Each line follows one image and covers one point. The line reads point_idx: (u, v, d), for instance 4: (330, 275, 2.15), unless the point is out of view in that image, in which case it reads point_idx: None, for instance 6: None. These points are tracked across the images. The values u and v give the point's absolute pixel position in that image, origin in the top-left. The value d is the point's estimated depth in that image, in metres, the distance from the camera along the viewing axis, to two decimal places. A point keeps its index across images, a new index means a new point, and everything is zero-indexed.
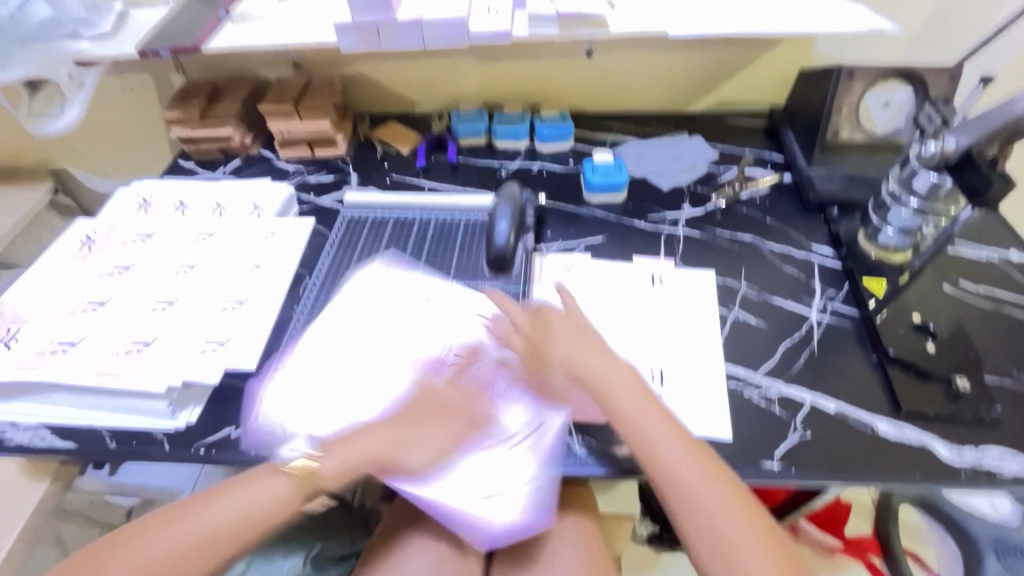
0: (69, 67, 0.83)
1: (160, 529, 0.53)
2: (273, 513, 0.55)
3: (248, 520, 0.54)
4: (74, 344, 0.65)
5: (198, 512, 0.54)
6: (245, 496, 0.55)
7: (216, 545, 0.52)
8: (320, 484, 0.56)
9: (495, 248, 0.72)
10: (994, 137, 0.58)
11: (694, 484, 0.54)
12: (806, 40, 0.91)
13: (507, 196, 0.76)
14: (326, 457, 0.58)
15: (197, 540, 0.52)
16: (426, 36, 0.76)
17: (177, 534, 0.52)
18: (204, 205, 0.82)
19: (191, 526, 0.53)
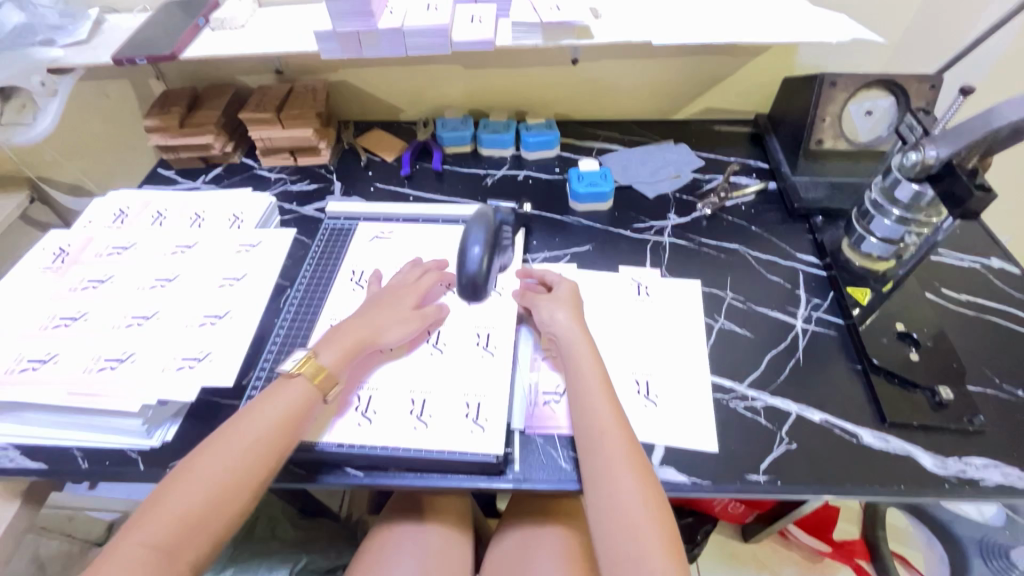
0: (42, 75, 0.81)
1: (176, 480, 0.51)
2: (288, 416, 0.56)
3: (266, 433, 0.54)
4: (45, 361, 0.63)
5: (228, 438, 0.54)
6: (266, 420, 0.56)
7: (223, 488, 0.51)
8: (332, 376, 0.60)
9: (466, 272, 0.63)
10: (972, 149, 0.58)
11: (633, 525, 0.51)
12: (790, 49, 0.91)
13: (480, 215, 0.65)
14: (325, 350, 0.61)
15: (223, 469, 0.52)
16: (409, 45, 0.75)
17: (213, 457, 0.52)
18: (183, 216, 0.81)
19: (221, 452, 0.53)
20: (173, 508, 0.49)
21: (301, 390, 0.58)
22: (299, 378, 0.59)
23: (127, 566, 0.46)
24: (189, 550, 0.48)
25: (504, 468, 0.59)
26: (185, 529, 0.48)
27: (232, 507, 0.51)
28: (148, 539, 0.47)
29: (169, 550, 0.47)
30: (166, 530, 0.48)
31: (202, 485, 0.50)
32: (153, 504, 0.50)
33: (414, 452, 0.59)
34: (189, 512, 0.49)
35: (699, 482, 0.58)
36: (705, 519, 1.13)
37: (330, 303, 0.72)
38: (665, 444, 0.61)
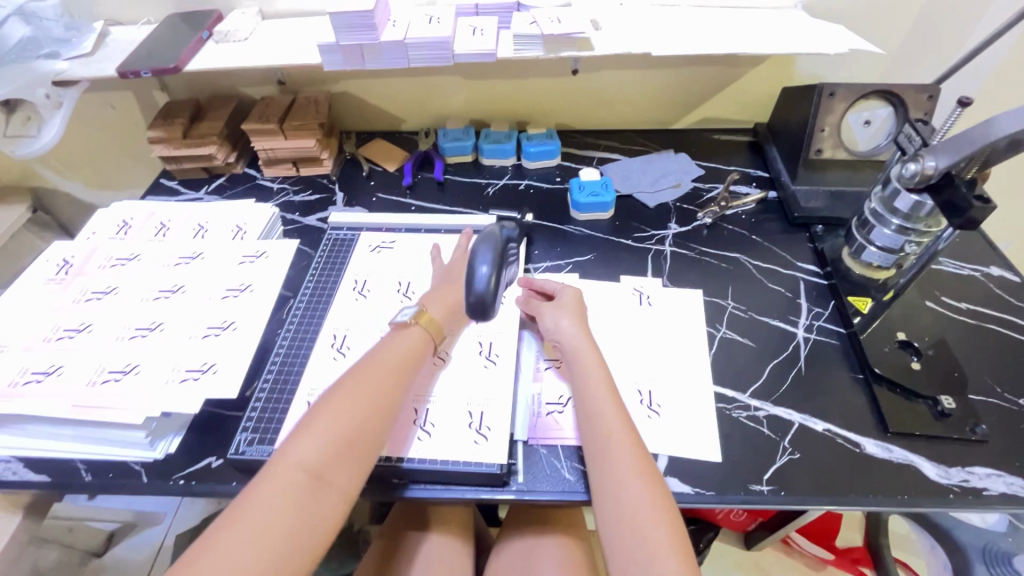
0: (47, 88, 0.81)
1: (317, 412, 0.53)
2: (410, 360, 0.60)
3: (393, 374, 0.58)
4: (48, 373, 0.63)
5: (341, 398, 0.54)
6: (379, 379, 0.56)
7: (347, 448, 0.51)
8: (440, 326, 0.65)
9: (474, 294, 0.54)
10: (971, 160, 0.59)
11: (640, 525, 0.50)
12: (789, 60, 0.92)
13: (489, 232, 0.57)
14: (431, 304, 0.66)
15: (344, 426, 0.52)
16: (411, 57, 0.75)
17: (332, 414, 0.52)
18: (186, 227, 0.81)
19: (336, 410, 0.53)
20: (323, 434, 0.51)
21: (416, 338, 0.62)
22: (414, 327, 0.63)
23: (286, 487, 0.47)
24: (340, 475, 0.50)
25: (508, 479, 0.59)
26: (338, 453, 0.50)
27: (372, 439, 0.53)
28: (299, 463, 0.49)
29: (322, 474, 0.49)
30: (320, 452, 0.50)
31: (348, 415, 0.52)
32: (295, 434, 0.51)
33: (419, 463, 0.59)
34: (339, 438, 0.51)
35: (703, 493, 0.58)
36: (706, 528, 1.13)
37: (338, 311, 0.73)
38: (669, 455, 0.61)
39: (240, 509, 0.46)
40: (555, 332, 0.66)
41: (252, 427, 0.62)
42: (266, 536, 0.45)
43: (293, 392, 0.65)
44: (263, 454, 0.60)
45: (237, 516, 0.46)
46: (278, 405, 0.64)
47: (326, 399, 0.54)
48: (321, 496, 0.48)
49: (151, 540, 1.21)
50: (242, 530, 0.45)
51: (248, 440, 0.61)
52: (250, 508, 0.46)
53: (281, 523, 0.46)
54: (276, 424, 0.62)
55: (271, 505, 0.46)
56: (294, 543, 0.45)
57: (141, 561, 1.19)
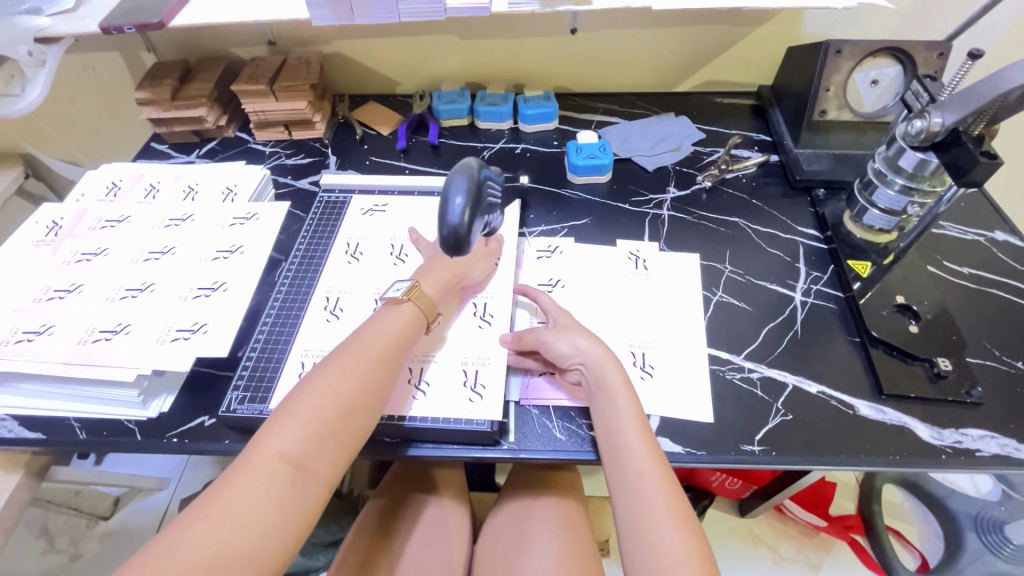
0: (30, 45, 0.79)
1: (299, 398, 0.50)
2: (401, 339, 0.57)
3: (381, 355, 0.55)
4: (40, 333, 0.63)
5: (325, 377, 0.52)
6: (364, 358, 0.54)
7: (328, 433, 0.49)
8: (433, 303, 0.61)
9: (445, 228, 0.48)
10: (979, 115, 0.57)
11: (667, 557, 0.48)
12: (797, 17, 0.88)
13: (467, 161, 0.51)
14: (423, 280, 0.63)
15: (325, 411, 0.50)
16: (402, 11, 0.73)
17: (312, 396, 0.50)
18: (176, 189, 0.80)
19: (317, 391, 0.50)
20: (304, 423, 0.48)
21: (408, 315, 0.59)
22: (406, 303, 0.60)
23: (266, 477, 0.46)
24: (323, 462, 0.48)
25: (500, 438, 0.60)
26: (320, 437, 0.49)
27: (357, 426, 0.51)
28: (278, 455, 0.47)
29: (305, 463, 0.47)
30: (300, 442, 0.48)
31: (332, 399, 0.50)
32: (275, 422, 0.49)
33: (410, 420, 0.58)
34: (321, 427, 0.49)
35: (694, 452, 0.58)
36: (702, 496, 1.15)
37: (333, 272, 0.72)
38: (661, 415, 0.61)
39: (217, 498, 0.45)
40: (576, 355, 0.59)
41: (244, 386, 0.62)
42: (242, 530, 0.43)
43: (283, 352, 0.65)
44: (255, 412, 0.60)
45: (214, 507, 0.44)
46: (270, 364, 0.64)
47: (309, 379, 0.52)
48: (303, 485, 0.47)
49: (155, 506, 1.24)
50: (218, 520, 0.43)
51: (240, 397, 0.61)
52: (225, 498, 0.45)
53: (260, 514, 0.44)
54: (269, 382, 0.62)
55: (249, 497, 0.44)
56: (274, 531, 0.44)
57: (147, 523, 1.22)
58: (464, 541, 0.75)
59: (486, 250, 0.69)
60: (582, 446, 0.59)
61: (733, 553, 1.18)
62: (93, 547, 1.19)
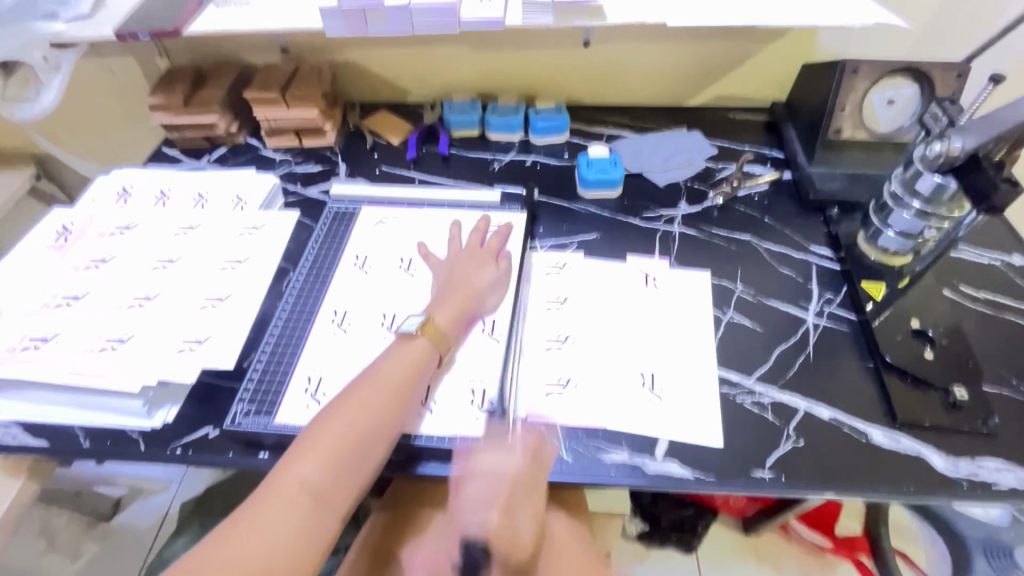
0: (45, 51, 0.80)
1: (318, 431, 0.51)
2: (416, 375, 0.57)
3: (398, 388, 0.55)
4: (46, 340, 0.63)
5: (343, 410, 0.52)
6: (377, 392, 0.54)
7: (347, 466, 0.49)
8: (445, 336, 0.61)
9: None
10: (1001, 140, 0.56)
11: None
12: (812, 33, 0.88)
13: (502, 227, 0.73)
14: (436, 312, 0.62)
15: (342, 446, 0.50)
16: (416, 23, 0.73)
17: (330, 430, 0.50)
18: (186, 196, 0.80)
19: (335, 424, 0.51)
20: (325, 454, 0.49)
21: (421, 351, 0.58)
22: (420, 338, 0.59)
23: (289, 506, 0.46)
24: (342, 493, 0.49)
25: None
26: (339, 469, 0.49)
27: (376, 458, 0.52)
28: (300, 484, 0.47)
29: (327, 492, 0.48)
30: (322, 471, 0.48)
31: (350, 434, 0.51)
32: (295, 451, 0.49)
33: (420, 439, 0.59)
34: (340, 461, 0.49)
35: (703, 478, 0.57)
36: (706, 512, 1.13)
37: (342, 282, 0.72)
38: (669, 438, 0.60)
39: (242, 521, 0.45)
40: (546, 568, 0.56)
41: (250, 398, 0.62)
42: (266, 559, 0.44)
43: (290, 365, 0.64)
44: (259, 426, 0.60)
45: (238, 532, 0.45)
46: (275, 378, 0.63)
47: (328, 412, 0.52)
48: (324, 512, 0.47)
49: (156, 509, 1.23)
50: (242, 548, 0.44)
51: (245, 410, 0.62)
52: (252, 524, 0.45)
53: (284, 538, 0.45)
54: (274, 396, 0.62)
55: (272, 525, 0.45)
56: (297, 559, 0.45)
57: (147, 526, 1.22)
58: None
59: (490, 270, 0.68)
60: (589, 470, 0.58)
61: (737, 571, 1.16)
62: (94, 549, 1.19)
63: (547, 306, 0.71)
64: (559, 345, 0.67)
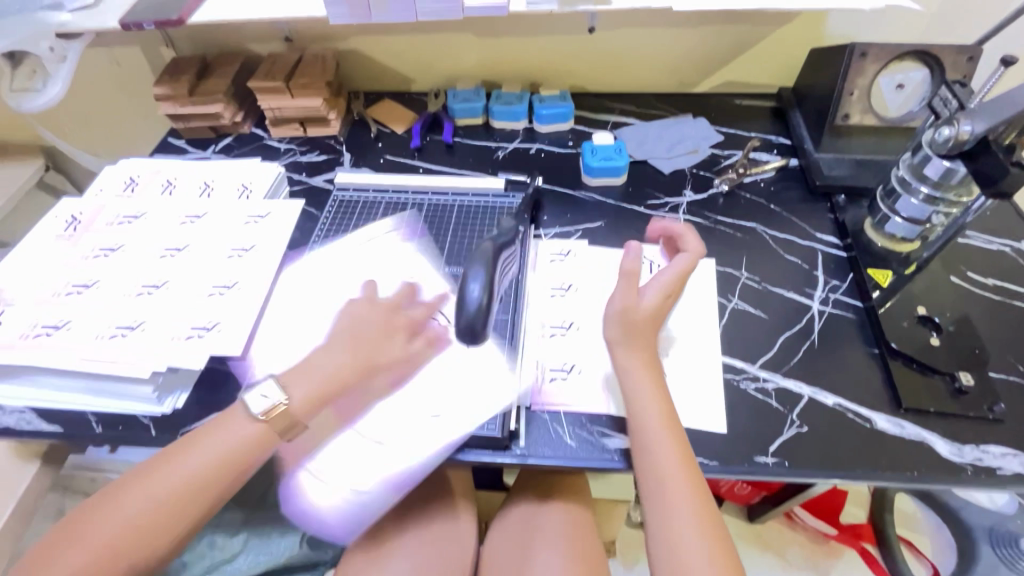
0: (51, 40, 0.80)
1: (153, 471, 0.50)
2: (250, 444, 0.52)
3: (228, 454, 0.51)
4: (58, 327, 0.64)
5: (193, 444, 0.52)
6: (221, 445, 0.52)
7: (183, 499, 0.49)
8: (292, 423, 0.54)
9: (464, 318, 0.53)
10: (1012, 124, 0.55)
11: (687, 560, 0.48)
12: (820, 17, 0.86)
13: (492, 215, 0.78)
14: (297, 390, 0.55)
15: (181, 479, 0.49)
16: (419, 10, 0.72)
17: (177, 462, 0.51)
18: (192, 186, 0.80)
19: (182, 456, 0.51)
20: (143, 497, 0.48)
21: (259, 434, 0.53)
22: (260, 424, 0.53)
23: (101, 534, 0.47)
24: (169, 527, 0.48)
25: (510, 443, 0.60)
26: (168, 506, 0.48)
27: (216, 492, 0.50)
28: (117, 519, 0.47)
29: (139, 532, 0.47)
30: (148, 503, 0.48)
31: (186, 471, 0.50)
32: (123, 486, 0.50)
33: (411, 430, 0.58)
34: (173, 496, 0.49)
35: (706, 462, 0.58)
36: None
37: (348, 270, 0.73)
38: None
39: (58, 546, 0.47)
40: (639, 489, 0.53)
41: (257, 385, 0.63)
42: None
43: None
44: None
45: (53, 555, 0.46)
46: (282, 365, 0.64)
47: (182, 443, 0.52)
48: (143, 547, 0.47)
49: None
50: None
51: None
52: (51, 559, 0.46)
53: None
54: None
55: (77, 553, 0.46)
56: None
57: None
58: (472, 540, 0.75)
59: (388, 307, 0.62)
60: (593, 454, 0.59)
61: (741, 558, 1.17)
62: None
63: (551, 292, 0.71)
64: (564, 332, 0.68)
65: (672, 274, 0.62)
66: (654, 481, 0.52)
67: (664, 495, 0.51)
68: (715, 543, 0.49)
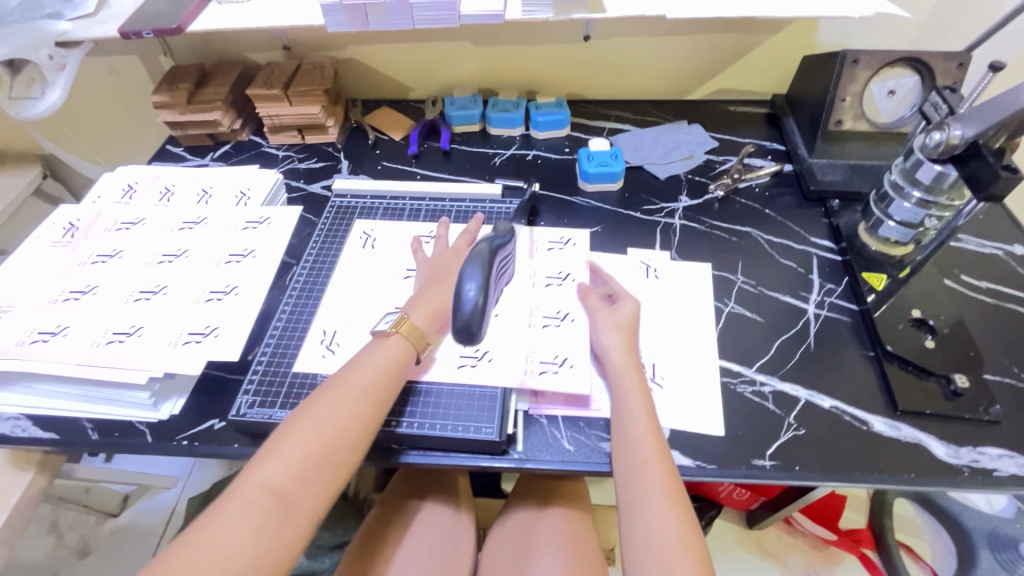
0: (50, 49, 0.80)
1: (307, 414, 0.52)
2: (391, 373, 0.57)
3: (378, 385, 0.55)
4: (54, 334, 0.64)
5: (313, 413, 0.52)
6: (352, 392, 0.54)
7: (323, 462, 0.50)
8: (423, 335, 0.60)
9: (461, 318, 0.51)
10: (1001, 127, 0.55)
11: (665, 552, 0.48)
12: (812, 26, 0.88)
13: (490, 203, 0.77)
14: (414, 311, 0.62)
15: (316, 446, 0.50)
16: (417, 18, 0.73)
17: (304, 428, 0.51)
18: (190, 193, 0.81)
19: (309, 423, 0.51)
20: (308, 435, 0.50)
21: (397, 349, 0.58)
22: (395, 336, 0.59)
23: (251, 507, 0.46)
24: (309, 494, 0.49)
25: (508, 447, 0.59)
26: (308, 471, 0.49)
27: (350, 456, 0.52)
28: (295, 457, 0.49)
29: (282, 504, 0.47)
30: (288, 474, 0.48)
31: (321, 435, 0.51)
32: (285, 430, 0.51)
33: (408, 427, 0.59)
34: (313, 461, 0.50)
35: (703, 466, 0.58)
36: (708, 506, 1.14)
37: (345, 274, 0.73)
38: (670, 428, 0.60)
39: (232, 497, 0.47)
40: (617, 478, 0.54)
41: (254, 390, 0.62)
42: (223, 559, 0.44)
43: (294, 358, 0.65)
44: (265, 416, 0.60)
45: (203, 535, 0.45)
46: (280, 370, 0.64)
47: (298, 414, 0.53)
48: (320, 479, 0.49)
49: (163, 504, 1.25)
50: (199, 550, 0.44)
51: (250, 402, 0.61)
52: (226, 509, 0.46)
53: (263, 518, 0.46)
54: (279, 387, 0.62)
55: (235, 525, 0.45)
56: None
57: (154, 522, 1.23)
58: (470, 547, 0.75)
59: (452, 251, 0.69)
60: (589, 457, 0.59)
61: (740, 564, 1.16)
62: (103, 544, 1.21)
63: (547, 283, 0.71)
64: (557, 323, 0.66)
65: (625, 314, 0.64)
66: (634, 469, 0.53)
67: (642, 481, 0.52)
68: (688, 531, 0.49)
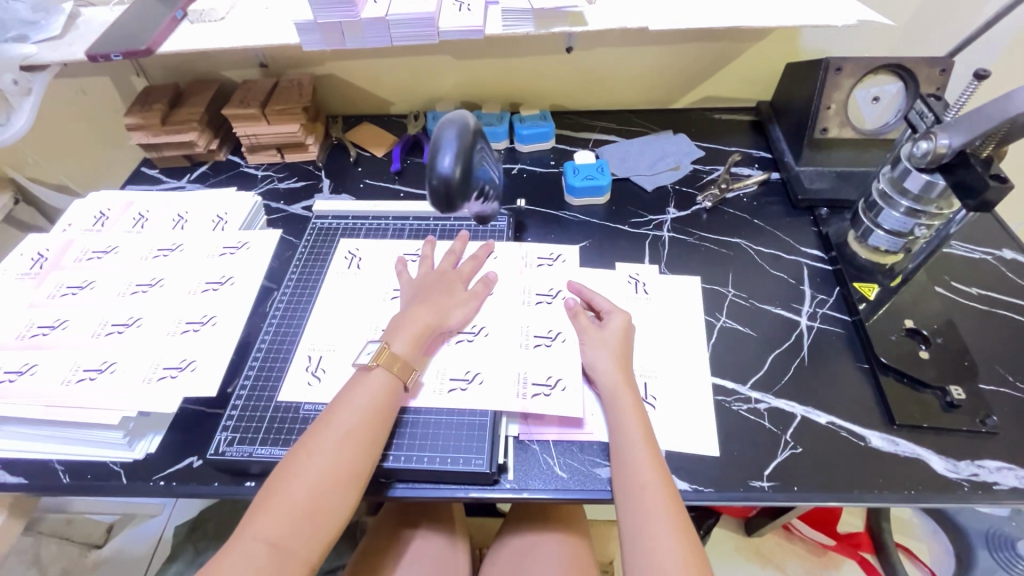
0: (15, 73, 0.78)
1: (297, 457, 0.51)
2: (379, 408, 0.55)
3: (365, 423, 0.53)
4: (21, 372, 0.61)
5: (302, 459, 0.50)
6: (337, 433, 0.52)
7: (317, 511, 0.48)
8: (407, 364, 0.58)
9: None
10: (988, 137, 0.55)
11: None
12: (794, 33, 0.87)
13: (456, 118, 0.61)
14: (395, 340, 0.60)
15: (307, 495, 0.48)
16: (394, 35, 0.71)
17: (293, 476, 0.49)
18: (165, 218, 0.78)
19: (299, 470, 0.50)
20: (298, 481, 0.49)
21: (381, 381, 0.56)
22: (377, 369, 0.57)
23: (246, 563, 0.45)
24: (305, 544, 0.47)
25: (499, 477, 0.58)
26: (302, 520, 0.47)
27: (344, 499, 0.50)
28: (285, 507, 0.48)
29: (276, 556, 0.46)
30: (280, 525, 0.47)
31: (310, 483, 0.49)
32: (275, 480, 0.50)
33: (395, 459, 0.57)
34: (305, 510, 0.48)
35: (701, 490, 0.56)
36: (705, 515, 1.13)
37: (327, 298, 0.71)
38: (667, 448, 0.59)
39: (229, 553, 0.46)
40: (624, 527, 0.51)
41: (233, 427, 0.60)
42: None
43: (276, 388, 0.63)
44: (245, 454, 0.58)
45: None
46: (261, 402, 0.62)
47: (287, 461, 0.51)
48: (313, 525, 0.48)
49: (150, 533, 1.21)
50: None
51: (229, 439, 0.59)
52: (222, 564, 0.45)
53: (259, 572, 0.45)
54: (260, 422, 0.60)
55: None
56: None
57: (141, 551, 1.19)
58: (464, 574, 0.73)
59: (434, 273, 0.68)
60: (584, 485, 0.57)
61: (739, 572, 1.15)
62: None
63: (537, 301, 0.69)
64: (548, 342, 0.65)
65: (615, 333, 0.63)
66: (630, 494, 0.52)
67: (641, 506, 0.51)
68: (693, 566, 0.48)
